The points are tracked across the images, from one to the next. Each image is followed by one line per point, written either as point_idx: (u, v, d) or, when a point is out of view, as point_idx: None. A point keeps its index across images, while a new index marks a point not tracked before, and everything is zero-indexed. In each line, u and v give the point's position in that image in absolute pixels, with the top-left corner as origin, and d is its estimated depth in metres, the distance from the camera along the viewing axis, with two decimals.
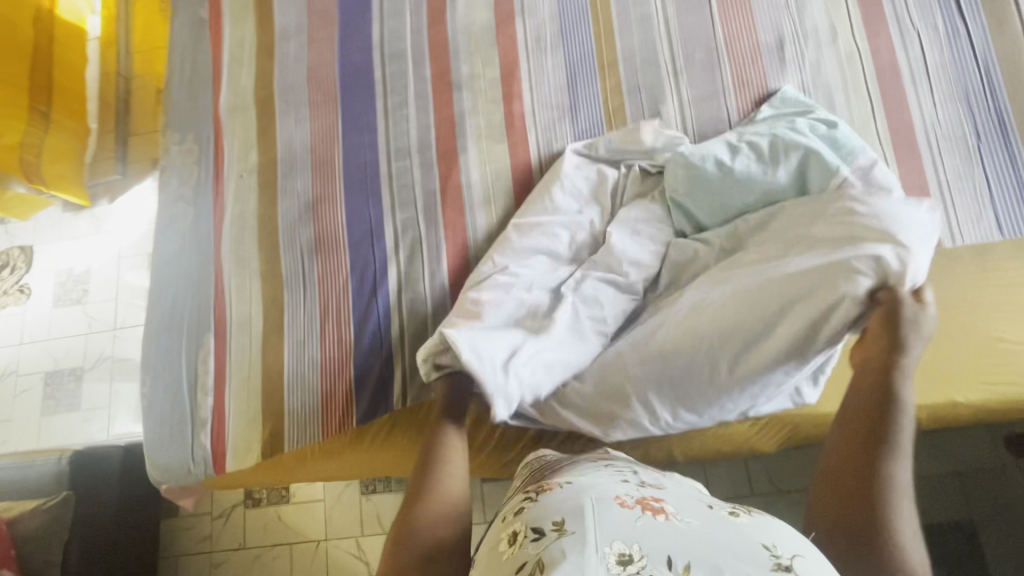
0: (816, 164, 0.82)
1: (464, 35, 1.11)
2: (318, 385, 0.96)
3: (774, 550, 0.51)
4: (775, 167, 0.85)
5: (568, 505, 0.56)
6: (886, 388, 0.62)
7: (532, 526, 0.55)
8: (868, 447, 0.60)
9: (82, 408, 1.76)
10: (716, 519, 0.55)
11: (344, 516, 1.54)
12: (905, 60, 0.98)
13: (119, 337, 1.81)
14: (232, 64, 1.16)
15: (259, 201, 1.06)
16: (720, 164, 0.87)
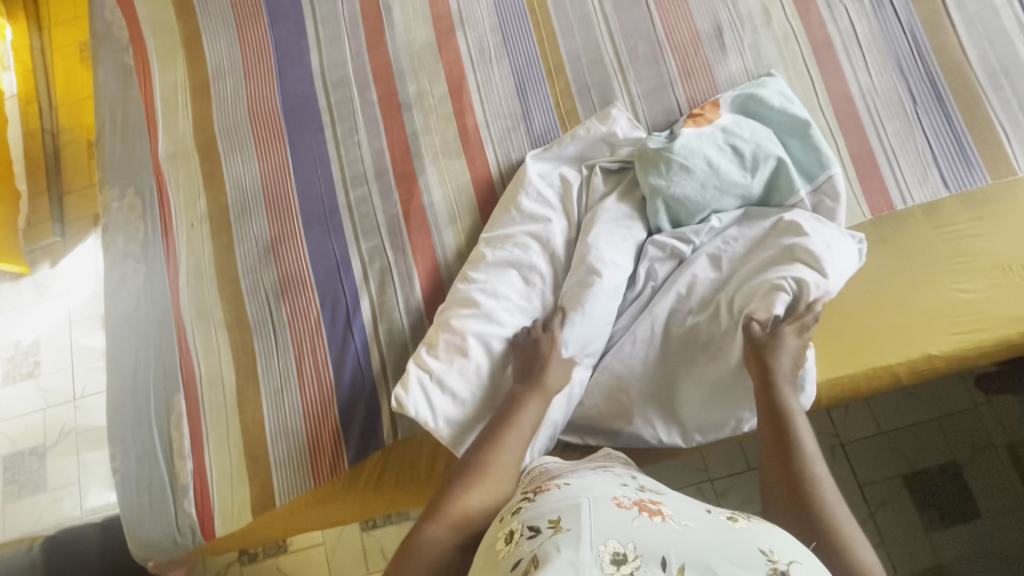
0: (785, 180, 0.87)
1: (407, 54, 1.09)
2: (303, 431, 0.92)
3: (772, 556, 0.51)
4: (751, 175, 0.87)
5: (564, 503, 0.55)
6: (770, 401, 0.73)
7: (528, 524, 0.54)
8: (781, 454, 0.69)
9: (49, 488, 1.64)
10: (712, 520, 0.55)
11: (348, 556, 1.49)
12: (837, 34, 1.01)
13: (81, 407, 1.70)
14: (166, 110, 1.10)
15: (215, 249, 1.02)
16: (702, 163, 0.87)
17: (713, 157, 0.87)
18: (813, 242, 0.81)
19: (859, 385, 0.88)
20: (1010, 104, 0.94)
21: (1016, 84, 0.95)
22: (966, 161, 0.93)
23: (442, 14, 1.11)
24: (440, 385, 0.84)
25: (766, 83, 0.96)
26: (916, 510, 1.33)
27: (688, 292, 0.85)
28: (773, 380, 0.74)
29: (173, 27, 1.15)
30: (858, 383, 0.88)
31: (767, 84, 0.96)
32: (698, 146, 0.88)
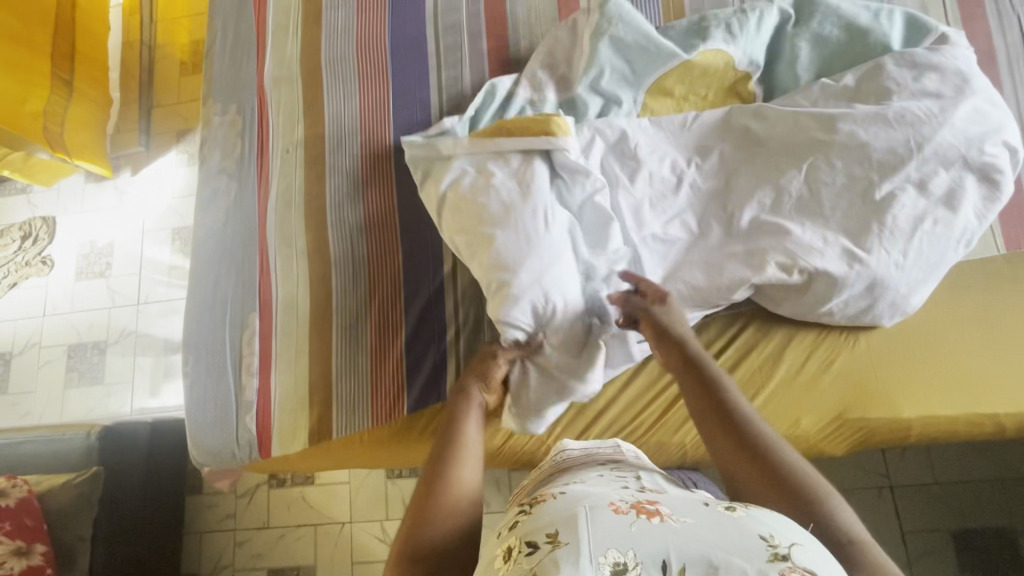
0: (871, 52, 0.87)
1: (524, 8, 1.05)
2: (368, 368, 0.93)
3: (772, 541, 0.47)
4: (842, 74, 0.86)
5: (561, 515, 0.52)
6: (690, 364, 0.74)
7: (526, 540, 0.51)
8: (726, 425, 0.65)
9: (105, 382, 1.74)
10: (712, 516, 0.51)
11: (369, 499, 1.52)
12: (1003, 46, 0.90)
13: (142, 312, 1.78)
14: (277, 32, 1.10)
15: (306, 177, 1.02)
16: (794, 62, 0.90)
17: (802, 56, 0.90)
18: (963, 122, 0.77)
19: (955, 427, 0.82)
20: None
21: None
22: None
23: None
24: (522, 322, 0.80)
25: (883, 7, 0.89)
26: (958, 570, 1.26)
27: (806, 235, 0.80)
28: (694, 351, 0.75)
29: None
30: (955, 426, 0.82)
31: (887, 8, 0.89)
32: (783, 44, 0.92)
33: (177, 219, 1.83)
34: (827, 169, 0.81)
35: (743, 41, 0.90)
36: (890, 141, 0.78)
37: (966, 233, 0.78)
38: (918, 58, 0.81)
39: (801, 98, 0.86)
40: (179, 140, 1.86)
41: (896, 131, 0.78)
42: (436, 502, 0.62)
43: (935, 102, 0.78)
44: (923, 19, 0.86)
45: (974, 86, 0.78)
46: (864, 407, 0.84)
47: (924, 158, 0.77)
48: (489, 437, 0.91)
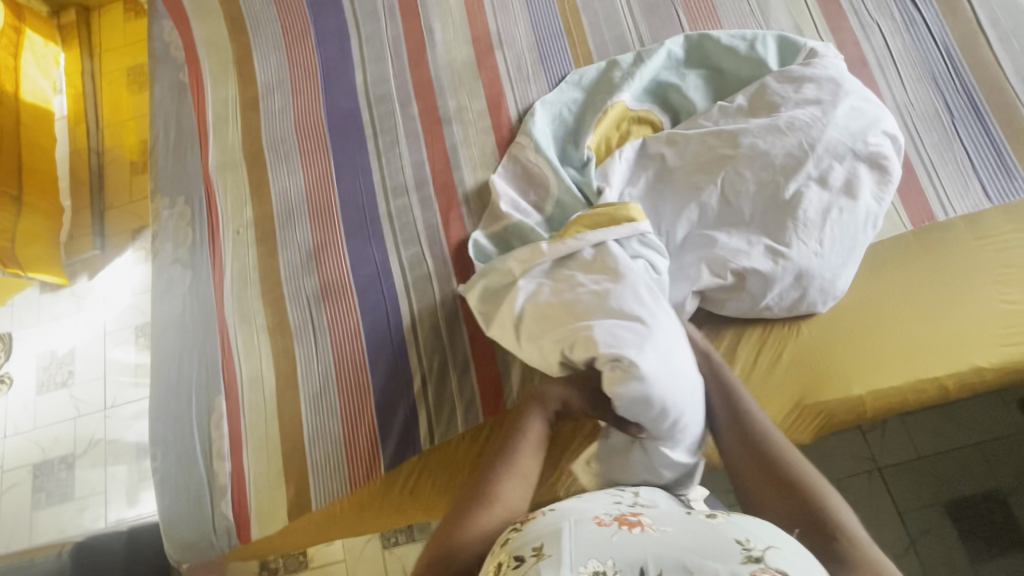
0: (752, 74, 0.99)
1: (447, 72, 1.13)
2: (340, 433, 0.93)
3: (747, 544, 0.51)
4: (734, 96, 0.97)
5: (546, 528, 0.54)
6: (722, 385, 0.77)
7: (514, 554, 0.52)
8: (751, 444, 0.69)
9: (75, 497, 1.66)
10: (692, 524, 0.54)
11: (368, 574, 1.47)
12: (870, 51, 1.01)
13: (111, 417, 1.73)
14: (217, 124, 1.15)
15: (259, 255, 1.05)
16: (685, 94, 1.02)
17: (690, 88, 1.02)
18: (845, 119, 0.87)
19: (904, 397, 0.87)
20: None
21: None
22: (1008, 172, 0.91)
23: (481, 35, 1.15)
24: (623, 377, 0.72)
25: (757, 34, 1.00)
26: (960, 541, 1.27)
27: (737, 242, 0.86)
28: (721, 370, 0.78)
29: (227, 47, 1.21)
30: (903, 396, 0.87)
31: (761, 34, 1.00)
32: (673, 80, 1.04)
33: (138, 316, 1.81)
34: (739, 179, 0.89)
35: (638, 82, 1.03)
36: (786, 146, 0.87)
37: (870, 216, 0.85)
38: (794, 74, 0.92)
39: (704, 119, 0.97)
40: (135, 237, 1.86)
41: (788, 136, 0.88)
42: (468, 518, 0.63)
43: (819, 108, 0.88)
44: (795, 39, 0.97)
45: (846, 89, 0.88)
46: (819, 392, 0.88)
47: (818, 155, 0.86)
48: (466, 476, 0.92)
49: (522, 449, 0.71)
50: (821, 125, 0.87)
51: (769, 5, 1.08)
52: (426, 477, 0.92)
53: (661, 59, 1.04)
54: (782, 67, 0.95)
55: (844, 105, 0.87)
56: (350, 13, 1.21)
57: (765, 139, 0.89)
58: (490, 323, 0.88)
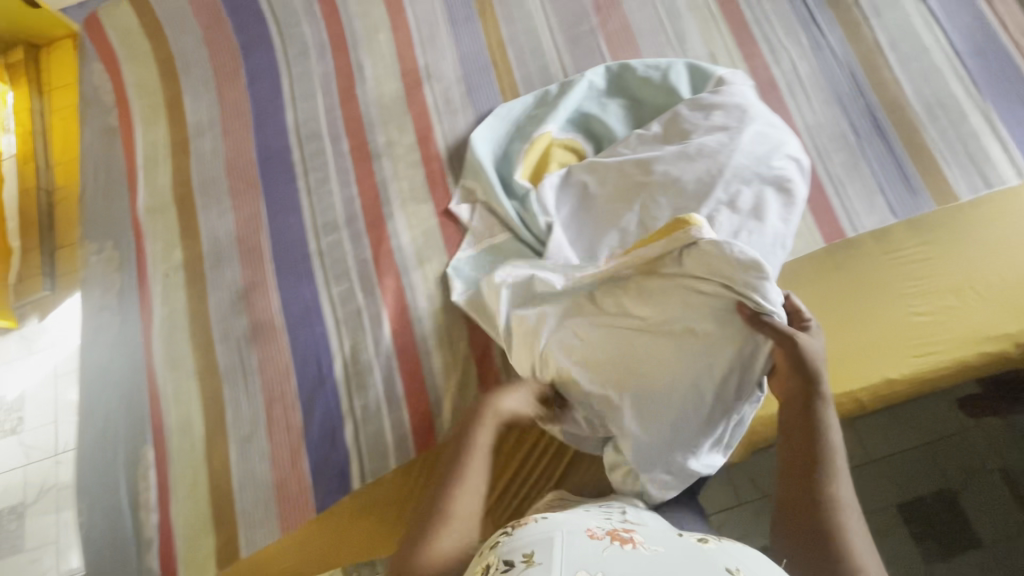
0: (667, 103, 1.02)
1: (376, 107, 1.15)
2: (270, 477, 0.92)
3: (735, 571, 0.56)
4: (650, 124, 0.99)
5: (537, 537, 0.60)
6: (807, 422, 0.74)
7: (504, 559, 0.58)
8: (807, 492, 0.71)
9: (25, 548, 1.60)
10: (684, 547, 0.60)
11: None
12: (780, 75, 1.05)
13: (62, 462, 1.68)
14: (147, 166, 1.15)
15: (188, 298, 1.04)
16: (604, 123, 1.05)
17: (609, 117, 1.05)
18: (751, 144, 0.90)
19: None
20: (949, 134, 0.96)
21: (952, 118, 0.97)
22: (911, 188, 0.95)
23: (410, 69, 1.17)
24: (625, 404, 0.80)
25: (670, 63, 1.03)
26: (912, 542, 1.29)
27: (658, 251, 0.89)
28: (820, 400, 0.75)
29: (157, 89, 1.21)
30: None
31: (673, 63, 1.03)
32: (593, 109, 1.07)
33: None
34: (654, 207, 0.92)
35: (560, 112, 1.05)
36: (697, 172, 0.90)
37: (778, 235, 0.87)
38: (704, 102, 0.95)
39: (623, 148, 0.99)
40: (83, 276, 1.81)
41: (698, 163, 0.91)
42: (423, 538, 0.70)
43: (727, 134, 0.91)
44: (705, 67, 1.01)
45: (751, 115, 0.92)
46: None
47: (726, 180, 0.89)
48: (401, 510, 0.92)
49: (470, 462, 0.76)
50: (728, 149, 0.90)
51: (685, 32, 1.11)
52: (360, 515, 0.92)
53: (582, 88, 1.07)
54: (693, 96, 0.99)
55: (749, 130, 0.91)
56: (281, 52, 1.22)
57: (676, 165, 0.92)
58: (501, 338, 0.90)
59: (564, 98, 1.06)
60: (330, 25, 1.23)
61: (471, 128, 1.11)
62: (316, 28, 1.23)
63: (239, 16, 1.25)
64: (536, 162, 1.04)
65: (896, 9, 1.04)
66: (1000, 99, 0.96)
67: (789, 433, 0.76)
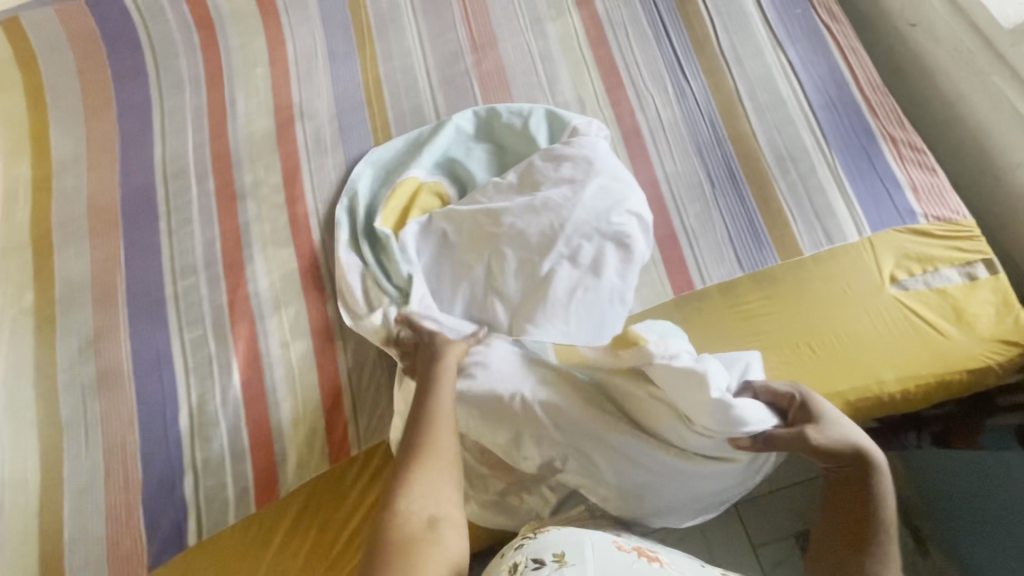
0: (526, 150, 1.02)
1: (246, 145, 1.13)
2: (103, 533, 0.89)
3: None
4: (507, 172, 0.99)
5: (568, 541, 0.65)
6: (864, 501, 0.73)
7: (532, 557, 0.62)
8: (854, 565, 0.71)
9: None
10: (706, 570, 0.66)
11: None
12: (644, 122, 1.06)
13: None
14: (6, 204, 1.11)
15: (36, 343, 1.01)
16: (467, 170, 1.04)
17: (474, 163, 1.04)
18: (593, 199, 0.90)
19: None
20: (798, 188, 0.97)
21: (802, 171, 0.98)
22: (758, 241, 0.96)
23: (284, 106, 1.16)
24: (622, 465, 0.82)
25: (530, 109, 1.04)
26: None
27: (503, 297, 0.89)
28: (876, 497, 0.73)
29: (23, 121, 1.18)
30: None
31: (533, 109, 1.04)
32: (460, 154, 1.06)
33: None
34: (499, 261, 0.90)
35: (425, 158, 1.04)
36: (540, 226, 0.89)
37: (615, 291, 0.88)
38: (556, 153, 0.95)
39: (480, 197, 0.97)
40: None
41: (542, 216, 0.90)
42: (403, 483, 0.68)
43: (571, 188, 0.91)
44: (562, 114, 1.01)
45: (596, 168, 0.92)
46: None
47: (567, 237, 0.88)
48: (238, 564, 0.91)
49: (437, 398, 0.77)
50: (570, 203, 0.90)
51: (556, 76, 1.11)
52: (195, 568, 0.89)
53: (449, 133, 1.06)
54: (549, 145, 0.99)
55: (592, 184, 0.90)
56: (155, 86, 1.19)
57: (522, 218, 0.90)
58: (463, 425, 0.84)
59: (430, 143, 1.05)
60: (208, 59, 1.21)
61: (340, 169, 1.10)
62: (193, 61, 1.21)
63: (115, 47, 1.23)
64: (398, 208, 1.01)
65: (757, 60, 1.06)
66: (846, 154, 0.98)
67: (843, 503, 0.75)
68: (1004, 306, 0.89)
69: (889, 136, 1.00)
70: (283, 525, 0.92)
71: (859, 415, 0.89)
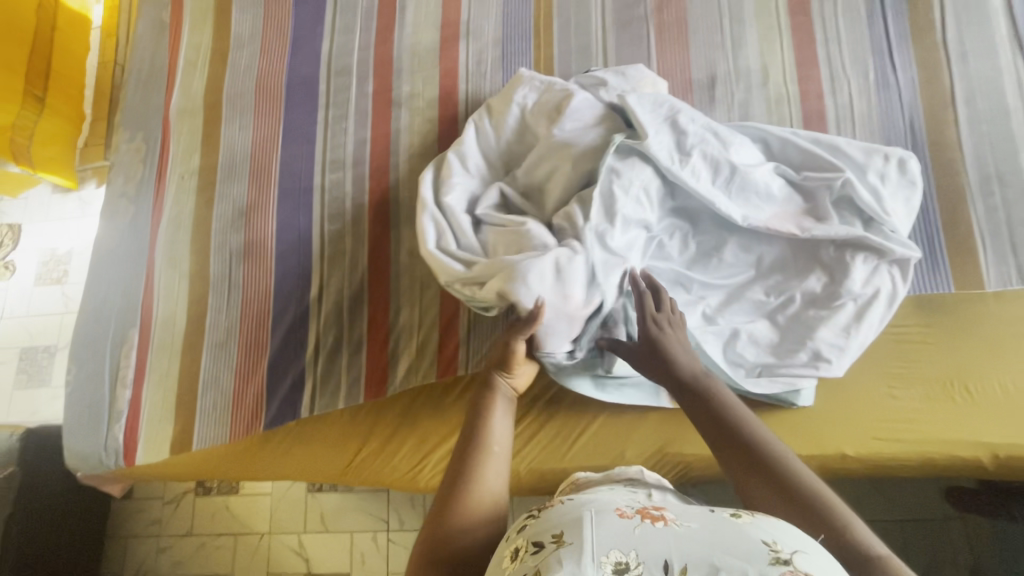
0: (751, 155, 0.87)
1: (409, 54, 1.13)
2: (230, 386, 0.99)
3: (774, 546, 0.47)
4: (727, 179, 0.84)
5: (568, 517, 0.52)
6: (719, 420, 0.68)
7: (533, 539, 0.51)
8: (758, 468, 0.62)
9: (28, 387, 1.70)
10: (714, 520, 0.51)
11: (289, 513, 1.77)
12: (832, 107, 0.96)
13: (67, 321, 1.73)
14: (186, 68, 1.19)
15: (196, 203, 1.10)
16: (680, 150, 0.84)
17: (687, 143, 0.84)
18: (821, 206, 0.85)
19: None
20: (997, 216, 0.86)
21: (1009, 197, 0.87)
22: (932, 264, 0.87)
23: (451, 21, 1.14)
24: (695, 174, 0.83)
25: (759, 130, 0.91)
26: None
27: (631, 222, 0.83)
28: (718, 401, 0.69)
29: None
30: None
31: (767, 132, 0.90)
32: (666, 126, 0.86)
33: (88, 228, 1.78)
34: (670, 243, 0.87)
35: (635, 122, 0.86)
36: (748, 219, 0.83)
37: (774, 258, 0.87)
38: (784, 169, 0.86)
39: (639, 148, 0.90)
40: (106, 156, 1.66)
41: (738, 205, 0.84)
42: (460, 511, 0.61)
43: (790, 192, 0.86)
44: (787, 134, 0.90)
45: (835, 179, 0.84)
46: (680, 443, 0.90)
47: (767, 277, 0.87)
48: (337, 439, 0.98)
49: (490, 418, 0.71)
50: (774, 199, 0.85)
51: (743, 38, 1.03)
52: (303, 439, 0.98)
53: (651, 103, 0.88)
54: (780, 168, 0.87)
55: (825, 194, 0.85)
56: None
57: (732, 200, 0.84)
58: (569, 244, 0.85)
59: (638, 109, 0.87)
60: None
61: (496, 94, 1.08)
62: None
63: None
64: (567, 165, 0.89)
65: (987, 60, 0.92)
66: None
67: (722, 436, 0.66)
68: None
69: None
70: (385, 423, 0.98)
71: (1003, 471, 0.81)
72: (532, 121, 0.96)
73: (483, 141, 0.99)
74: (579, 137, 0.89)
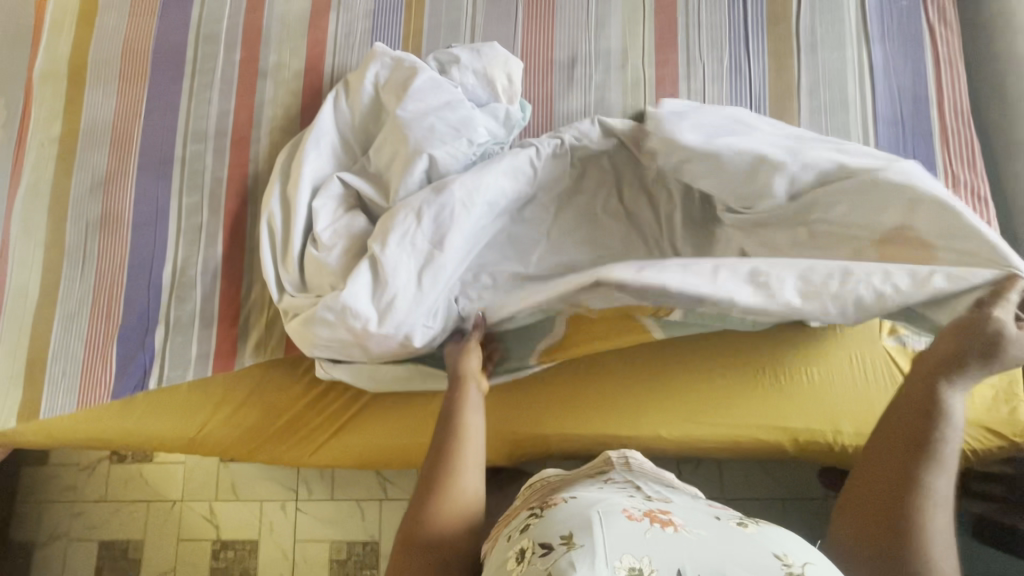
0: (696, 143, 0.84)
1: (279, 23, 1.10)
2: (81, 355, 0.99)
3: (785, 559, 0.49)
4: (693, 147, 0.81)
5: (575, 518, 0.53)
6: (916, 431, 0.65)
7: (539, 542, 0.52)
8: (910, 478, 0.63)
9: None
10: (721, 528, 0.52)
11: (200, 482, 1.71)
12: (685, 93, 0.96)
13: None
14: (52, 29, 1.15)
15: (55, 171, 1.08)
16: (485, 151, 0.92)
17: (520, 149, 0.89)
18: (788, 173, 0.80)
19: (589, 445, 0.92)
20: None
21: None
22: None
23: None
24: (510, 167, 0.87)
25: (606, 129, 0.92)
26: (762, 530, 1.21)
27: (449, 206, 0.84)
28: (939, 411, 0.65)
29: None
30: (586, 441, 0.91)
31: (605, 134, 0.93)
32: (472, 117, 0.90)
33: None
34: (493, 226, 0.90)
35: (456, 110, 0.90)
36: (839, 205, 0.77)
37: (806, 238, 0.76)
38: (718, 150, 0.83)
39: (479, 131, 0.90)
40: None
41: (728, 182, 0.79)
42: (431, 511, 0.66)
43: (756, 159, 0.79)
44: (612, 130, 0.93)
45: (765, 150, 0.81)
46: (511, 425, 0.92)
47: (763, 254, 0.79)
48: (186, 408, 0.99)
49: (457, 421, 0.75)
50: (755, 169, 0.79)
51: (607, 19, 1.01)
52: (153, 408, 0.99)
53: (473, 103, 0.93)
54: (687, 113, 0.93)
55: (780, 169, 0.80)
56: None
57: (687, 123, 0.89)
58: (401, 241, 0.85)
59: (461, 102, 0.91)
60: None
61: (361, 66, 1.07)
62: None
63: None
64: (405, 145, 0.90)
65: (835, 51, 0.93)
66: None
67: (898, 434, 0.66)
68: (1006, 394, 0.82)
69: (950, 174, 0.87)
70: (234, 394, 0.99)
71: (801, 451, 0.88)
72: (384, 98, 0.95)
73: (339, 119, 0.98)
74: (416, 119, 0.89)
